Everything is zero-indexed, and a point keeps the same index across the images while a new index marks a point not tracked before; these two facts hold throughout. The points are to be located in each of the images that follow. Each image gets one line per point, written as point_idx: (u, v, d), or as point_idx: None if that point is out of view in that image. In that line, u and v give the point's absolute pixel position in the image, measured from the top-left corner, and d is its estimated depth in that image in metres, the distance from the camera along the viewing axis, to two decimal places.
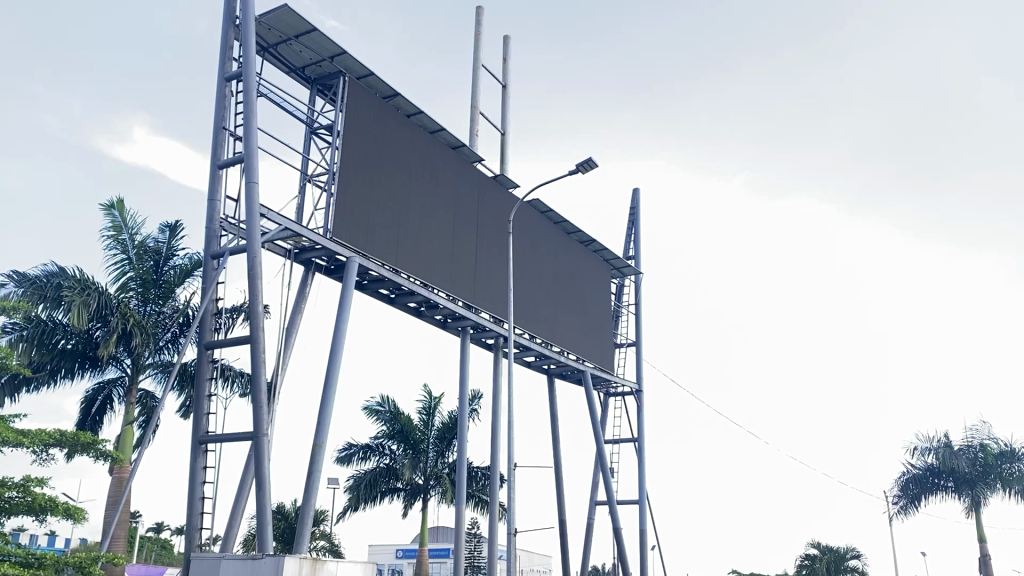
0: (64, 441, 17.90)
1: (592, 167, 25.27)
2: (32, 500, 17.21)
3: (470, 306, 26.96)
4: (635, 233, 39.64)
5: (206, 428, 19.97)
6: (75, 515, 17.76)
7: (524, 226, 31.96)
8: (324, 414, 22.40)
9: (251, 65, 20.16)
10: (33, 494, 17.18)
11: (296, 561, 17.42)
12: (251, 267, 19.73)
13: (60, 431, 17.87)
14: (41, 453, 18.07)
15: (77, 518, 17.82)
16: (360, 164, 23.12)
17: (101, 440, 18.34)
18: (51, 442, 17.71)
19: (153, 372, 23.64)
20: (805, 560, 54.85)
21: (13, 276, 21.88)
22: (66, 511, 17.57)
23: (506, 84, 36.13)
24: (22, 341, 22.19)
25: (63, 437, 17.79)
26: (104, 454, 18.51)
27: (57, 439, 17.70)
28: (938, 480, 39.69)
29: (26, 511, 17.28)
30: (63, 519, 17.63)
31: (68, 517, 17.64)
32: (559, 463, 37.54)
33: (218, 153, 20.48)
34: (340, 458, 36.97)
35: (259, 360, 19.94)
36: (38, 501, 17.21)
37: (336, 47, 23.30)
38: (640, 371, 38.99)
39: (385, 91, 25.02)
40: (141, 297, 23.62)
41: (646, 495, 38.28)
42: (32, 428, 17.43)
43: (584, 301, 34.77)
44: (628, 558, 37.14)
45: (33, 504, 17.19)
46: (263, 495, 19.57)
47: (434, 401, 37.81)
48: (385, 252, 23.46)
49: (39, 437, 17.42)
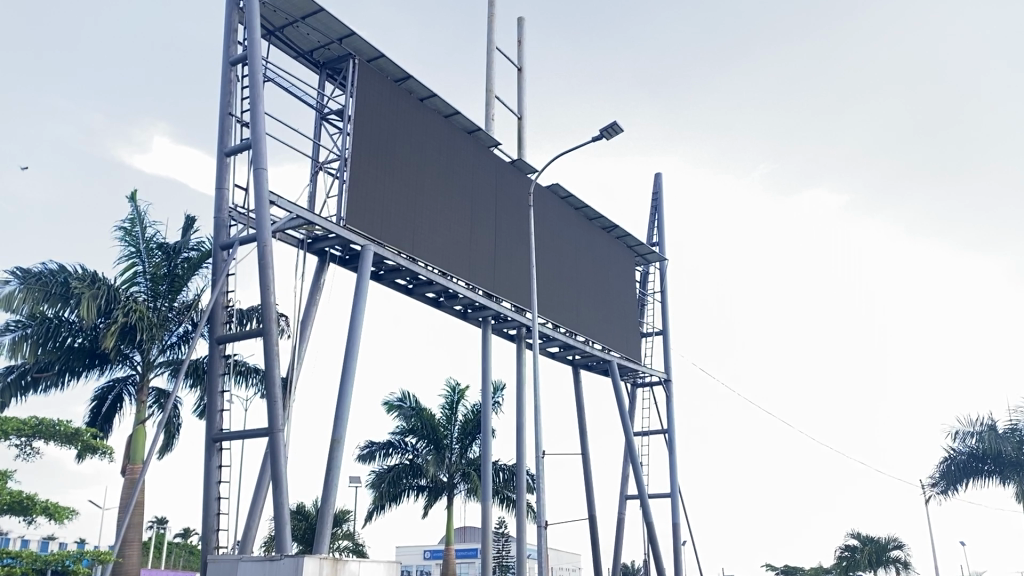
0: (46, 433, 17.28)
1: (617, 132, 24.37)
2: (10, 498, 16.59)
3: (491, 295, 26.11)
4: (659, 219, 38.63)
5: (220, 425, 19.23)
6: (58, 516, 17.18)
7: (544, 211, 31.11)
8: (342, 409, 21.62)
9: (257, 47, 19.42)
10: (7, 493, 16.51)
11: (317, 561, 16.61)
12: (262, 257, 18.96)
13: (39, 420, 17.20)
14: (24, 445, 17.51)
15: (60, 518, 17.24)
16: (373, 149, 22.36)
17: (85, 430, 17.72)
18: (32, 434, 17.15)
19: (164, 369, 23.02)
20: (845, 552, 53.42)
21: (17, 272, 21.27)
22: (48, 511, 16.99)
23: (522, 67, 35.18)
24: (28, 340, 21.63)
25: (42, 427, 17.14)
26: (89, 446, 17.94)
27: (36, 429, 17.08)
28: (981, 464, 38.50)
29: (8, 510, 16.70)
30: (46, 519, 17.06)
31: (50, 517, 17.05)
32: (587, 457, 36.58)
33: (224, 140, 19.75)
34: (362, 456, 36.25)
35: (273, 354, 19.15)
36: (17, 500, 16.65)
37: (345, 29, 22.49)
38: (668, 360, 37.99)
39: (397, 74, 24.23)
40: (150, 292, 22.92)
41: (678, 488, 37.32)
42: (4, 417, 16.80)
43: (610, 289, 33.86)
44: (661, 553, 36.15)
45: (12, 504, 16.58)
46: (281, 493, 18.79)
47: (456, 395, 37.02)
48: (402, 240, 22.71)
49: (13, 427, 16.80)
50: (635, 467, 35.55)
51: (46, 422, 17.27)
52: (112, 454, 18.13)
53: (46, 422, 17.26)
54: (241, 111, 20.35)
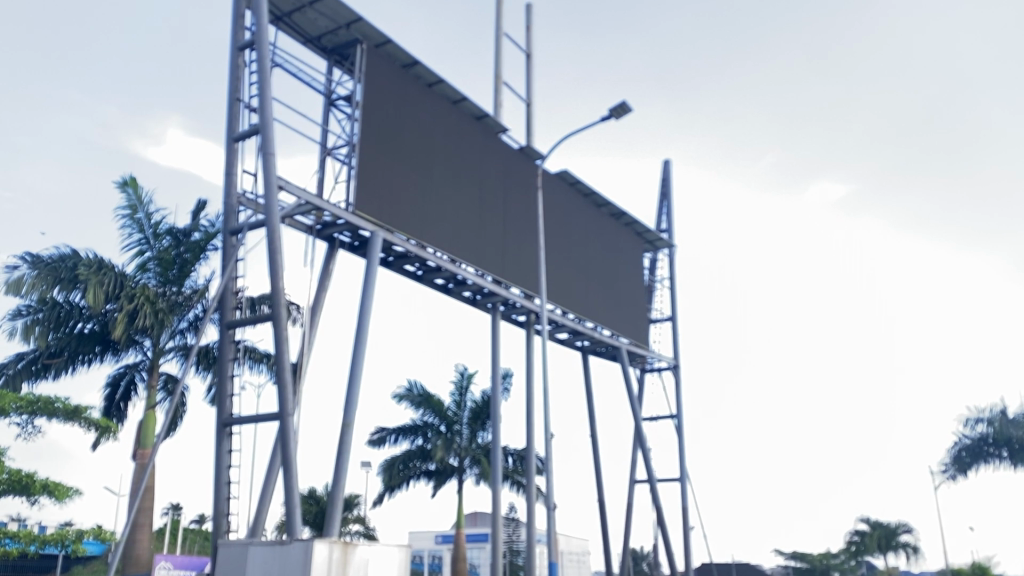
0: (46, 410, 19.23)
1: (626, 112, 24.29)
2: (12, 478, 18.56)
3: (499, 281, 26.13)
4: (668, 205, 38.53)
5: (230, 410, 19.31)
6: (58, 494, 19.14)
7: (552, 197, 31.07)
8: (352, 393, 21.70)
9: (265, 32, 19.40)
10: (9, 475, 18.52)
11: (328, 545, 16.71)
12: (272, 242, 18.99)
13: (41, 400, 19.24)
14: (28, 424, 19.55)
15: (61, 496, 19.18)
16: (382, 134, 22.34)
17: (84, 408, 19.56)
18: (32, 412, 19.16)
19: (173, 354, 23.13)
20: (855, 537, 53.46)
21: (27, 257, 21.40)
22: (48, 490, 18.92)
23: (531, 53, 35.02)
24: (38, 325, 21.74)
25: (40, 404, 19.09)
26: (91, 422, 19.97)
27: (35, 407, 19.05)
28: (993, 450, 38.42)
29: (11, 490, 18.65)
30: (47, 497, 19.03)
31: (50, 495, 19.03)
32: (596, 443, 36.62)
33: (233, 125, 19.77)
34: (372, 442, 36.39)
35: (282, 340, 19.20)
36: (18, 480, 18.61)
37: (353, 13, 22.42)
38: (677, 346, 37.98)
39: (406, 60, 24.17)
40: (159, 278, 22.98)
41: (687, 474, 37.35)
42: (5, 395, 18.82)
43: (619, 275, 33.84)
44: (670, 538, 36.21)
45: (14, 482, 18.56)
46: (291, 478, 18.90)
47: (465, 381, 37.09)
48: (411, 226, 22.72)
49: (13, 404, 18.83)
50: (645, 452, 35.56)
51: (48, 400, 19.28)
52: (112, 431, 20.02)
53: (44, 400, 19.20)
54: (250, 96, 20.35)
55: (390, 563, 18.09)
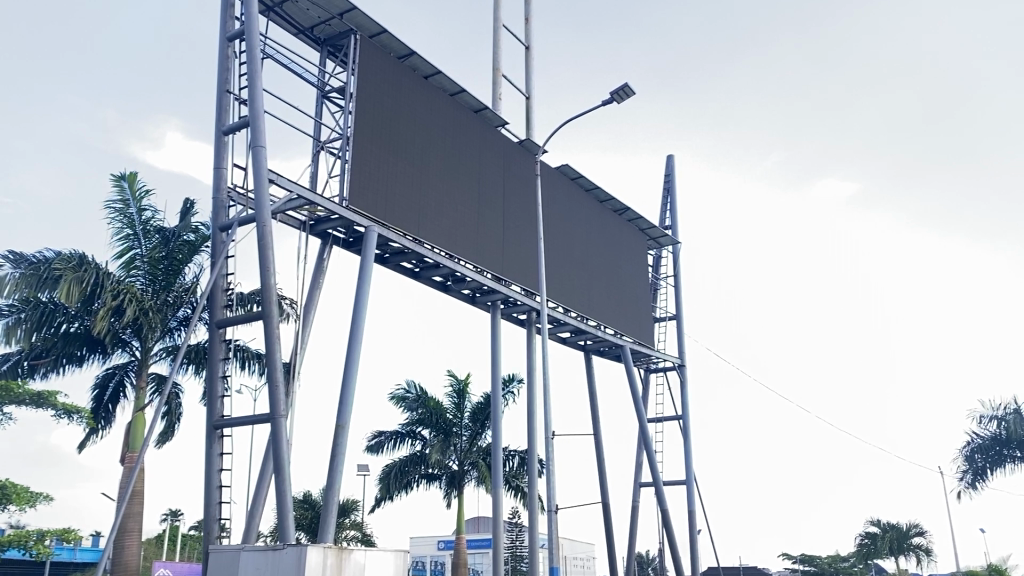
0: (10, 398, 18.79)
1: (628, 95, 23.69)
2: None
3: (499, 278, 25.50)
4: (671, 201, 37.92)
5: (220, 411, 18.70)
6: (18, 499, 18.60)
7: (553, 192, 30.46)
8: (346, 393, 21.09)
9: (254, 22, 18.82)
10: None
11: (321, 551, 16.06)
12: (262, 237, 18.39)
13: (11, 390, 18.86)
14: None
15: (21, 502, 18.62)
16: (376, 126, 21.73)
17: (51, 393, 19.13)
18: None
19: (164, 355, 22.62)
20: (866, 539, 52.66)
21: (9, 256, 20.88)
22: (7, 496, 18.42)
23: (530, 46, 34.42)
24: (22, 325, 21.19)
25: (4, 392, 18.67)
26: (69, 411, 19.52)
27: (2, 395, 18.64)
28: (1007, 450, 37.72)
29: None
30: (6, 504, 18.52)
31: (10, 501, 18.51)
32: (599, 445, 35.96)
33: (222, 118, 19.21)
34: (370, 447, 35.72)
35: (273, 340, 18.60)
36: None
37: (345, 3, 21.83)
38: (682, 345, 37.33)
39: (401, 51, 23.59)
40: (147, 277, 22.46)
41: (693, 476, 36.67)
42: None
43: (622, 272, 33.20)
44: (676, 542, 35.50)
45: None
46: (283, 482, 18.28)
47: (463, 383, 36.43)
48: (407, 221, 22.10)
49: None
50: (650, 454, 34.87)
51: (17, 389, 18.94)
52: (86, 418, 19.36)
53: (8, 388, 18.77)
54: (240, 87, 19.79)
55: (386, 568, 17.47)
